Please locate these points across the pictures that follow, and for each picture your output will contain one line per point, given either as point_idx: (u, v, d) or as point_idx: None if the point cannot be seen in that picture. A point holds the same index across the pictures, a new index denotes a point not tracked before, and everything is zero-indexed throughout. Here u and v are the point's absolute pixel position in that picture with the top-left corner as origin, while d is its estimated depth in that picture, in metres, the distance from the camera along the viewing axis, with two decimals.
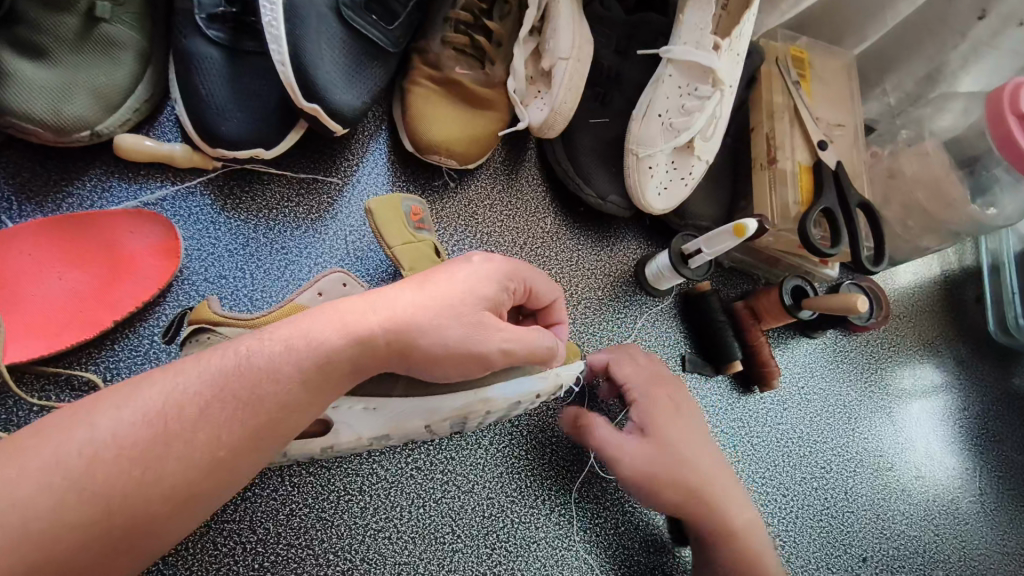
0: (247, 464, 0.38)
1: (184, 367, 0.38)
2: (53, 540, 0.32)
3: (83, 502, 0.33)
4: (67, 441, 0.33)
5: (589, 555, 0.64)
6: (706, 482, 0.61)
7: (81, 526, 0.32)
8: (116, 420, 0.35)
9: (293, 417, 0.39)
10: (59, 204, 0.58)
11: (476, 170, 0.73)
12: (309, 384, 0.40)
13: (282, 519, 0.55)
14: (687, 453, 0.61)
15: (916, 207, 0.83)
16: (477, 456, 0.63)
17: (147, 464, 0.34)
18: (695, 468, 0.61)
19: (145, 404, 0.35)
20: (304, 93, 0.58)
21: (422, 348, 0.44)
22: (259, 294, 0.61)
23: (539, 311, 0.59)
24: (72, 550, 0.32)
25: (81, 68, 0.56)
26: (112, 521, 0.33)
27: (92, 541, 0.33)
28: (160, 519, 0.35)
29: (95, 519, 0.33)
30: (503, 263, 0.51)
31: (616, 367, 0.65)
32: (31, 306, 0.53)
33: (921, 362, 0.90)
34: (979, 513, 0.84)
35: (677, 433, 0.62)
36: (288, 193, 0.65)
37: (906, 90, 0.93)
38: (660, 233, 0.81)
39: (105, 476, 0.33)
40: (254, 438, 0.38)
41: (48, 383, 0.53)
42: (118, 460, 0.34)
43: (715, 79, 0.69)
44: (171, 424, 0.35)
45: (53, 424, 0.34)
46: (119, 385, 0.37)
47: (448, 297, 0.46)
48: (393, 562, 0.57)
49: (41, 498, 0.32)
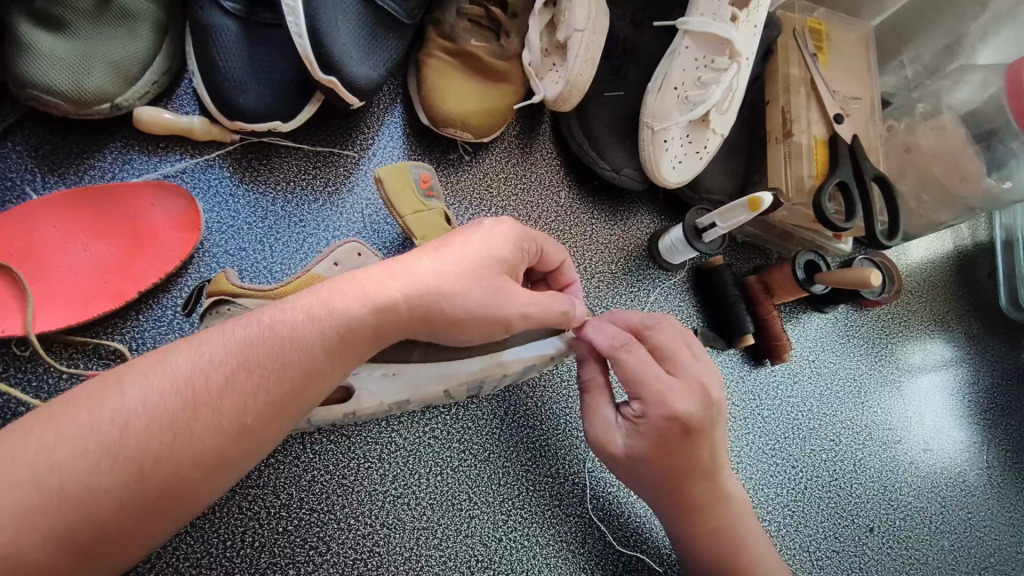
0: (274, 428, 0.39)
1: (210, 335, 0.38)
2: (89, 502, 0.33)
3: (116, 466, 0.33)
4: (101, 408, 0.34)
5: (602, 522, 0.65)
6: (687, 488, 0.55)
7: (116, 490, 0.33)
8: (146, 387, 0.36)
9: (316, 383, 0.40)
10: (80, 176, 0.58)
11: (491, 144, 0.74)
12: (331, 350, 0.41)
13: (305, 485, 0.56)
14: (662, 462, 0.53)
15: (933, 181, 0.82)
16: (492, 426, 0.64)
17: (177, 430, 0.35)
18: (667, 478, 0.54)
19: (175, 372, 0.36)
20: (321, 65, 0.58)
21: (443, 314, 0.45)
22: (278, 267, 0.62)
23: (550, 274, 0.60)
24: (107, 512, 0.33)
25: (100, 40, 0.56)
26: (143, 484, 0.34)
27: (127, 503, 0.34)
28: (190, 483, 0.36)
29: (128, 485, 0.34)
30: (514, 226, 0.51)
31: (620, 362, 0.54)
32: (57, 278, 0.54)
33: (931, 338, 0.91)
34: (985, 485, 0.85)
35: (664, 443, 0.52)
36: (305, 166, 0.66)
37: (924, 62, 0.92)
38: (674, 207, 0.81)
39: (137, 441, 0.34)
40: (278, 404, 0.39)
41: (76, 353, 0.54)
42: (149, 427, 0.35)
43: (732, 51, 0.68)
44: (199, 391, 0.36)
45: (86, 392, 0.35)
46: (149, 353, 0.38)
47: (467, 262, 0.47)
48: (412, 527, 0.58)
49: (78, 461, 0.33)
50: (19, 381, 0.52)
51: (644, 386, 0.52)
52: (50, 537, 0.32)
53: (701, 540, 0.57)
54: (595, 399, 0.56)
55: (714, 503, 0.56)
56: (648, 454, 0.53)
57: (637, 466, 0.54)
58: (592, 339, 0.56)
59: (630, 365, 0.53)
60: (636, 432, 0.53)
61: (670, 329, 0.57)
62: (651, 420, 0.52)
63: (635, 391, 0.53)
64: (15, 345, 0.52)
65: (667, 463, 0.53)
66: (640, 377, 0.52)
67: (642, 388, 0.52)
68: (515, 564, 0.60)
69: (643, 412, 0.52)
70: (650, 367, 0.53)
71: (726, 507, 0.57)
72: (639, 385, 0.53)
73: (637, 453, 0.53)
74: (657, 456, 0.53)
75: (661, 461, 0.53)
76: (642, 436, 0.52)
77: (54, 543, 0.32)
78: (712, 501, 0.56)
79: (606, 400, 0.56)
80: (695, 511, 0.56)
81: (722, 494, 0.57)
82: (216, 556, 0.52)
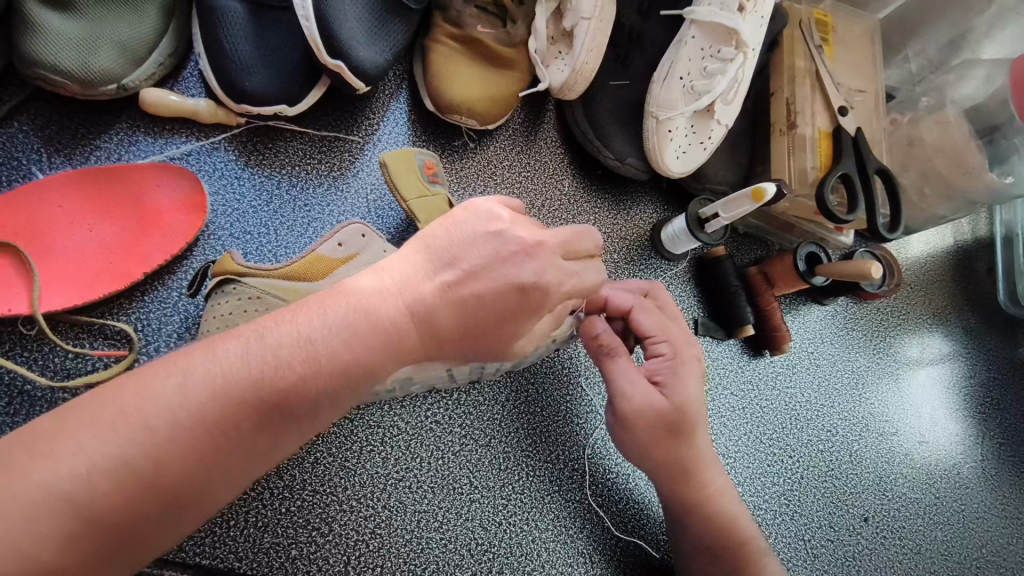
0: (287, 431, 0.38)
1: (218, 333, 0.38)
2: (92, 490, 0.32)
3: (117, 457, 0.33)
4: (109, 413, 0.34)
5: (600, 507, 0.65)
6: (689, 455, 0.58)
7: (121, 479, 0.33)
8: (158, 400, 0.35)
9: (329, 389, 0.39)
10: (86, 157, 0.59)
11: (495, 131, 0.74)
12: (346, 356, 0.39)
13: (308, 467, 0.57)
14: (686, 414, 0.56)
15: (934, 174, 0.83)
16: (493, 411, 0.65)
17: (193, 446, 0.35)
18: (683, 437, 0.57)
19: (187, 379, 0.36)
20: (328, 49, 0.58)
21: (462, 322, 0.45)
22: (282, 250, 0.62)
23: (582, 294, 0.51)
24: (110, 505, 0.32)
25: (106, 20, 0.56)
26: (150, 474, 0.34)
27: (129, 493, 0.33)
28: (200, 479, 0.35)
29: (128, 475, 0.33)
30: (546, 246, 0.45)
31: (636, 315, 0.58)
32: (62, 258, 0.54)
33: (930, 331, 0.91)
34: (979, 478, 0.86)
35: (689, 391, 0.56)
36: (310, 150, 0.66)
37: (929, 57, 0.91)
38: (677, 197, 0.81)
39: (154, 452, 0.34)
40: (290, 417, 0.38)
41: (82, 332, 0.54)
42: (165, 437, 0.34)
43: (739, 41, 0.69)
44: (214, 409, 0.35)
45: (94, 399, 0.34)
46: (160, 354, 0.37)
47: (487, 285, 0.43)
48: (413, 510, 0.59)
49: (79, 445, 0.33)
50: (26, 360, 0.53)
51: (662, 330, 0.58)
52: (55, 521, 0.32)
53: (694, 511, 0.59)
54: (620, 360, 0.56)
55: (702, 469, 0.59)
56: (681, 402, 0.55)
57: (667, 418, 0.55)
58: (608, 297, 0.59)
59: (647, 317, 0.58)
60: (668, 376, 0.56)
61: (659, 293, 0.62)
62: (678, 357, 0.57)
63: (661, 334, 0.58)
64: (21, 324, 0.53)
65: (679, 420, 0.56)
66: (660, 325, 0.58)
67: (664, 333, 0.58)
68: (514, 547, 0.61)
69: (672, 353, 0.57)
70: (664, 318, 0.59)
71: (714, 472, 0.59)
72: (662, 330, 0.58)
73: (670, 401, 0.55)
74: (678, 412, 0.55)
75: (687, 413, 0.56)
76: (672, 378, 0.56)
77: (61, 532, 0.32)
78: (701, 465, 0.59)
79: (629, 361, 0.56)
80: (691, 478, 0.58)
81: (708, 458, 0.59)
82: (221, 535, 0.53)
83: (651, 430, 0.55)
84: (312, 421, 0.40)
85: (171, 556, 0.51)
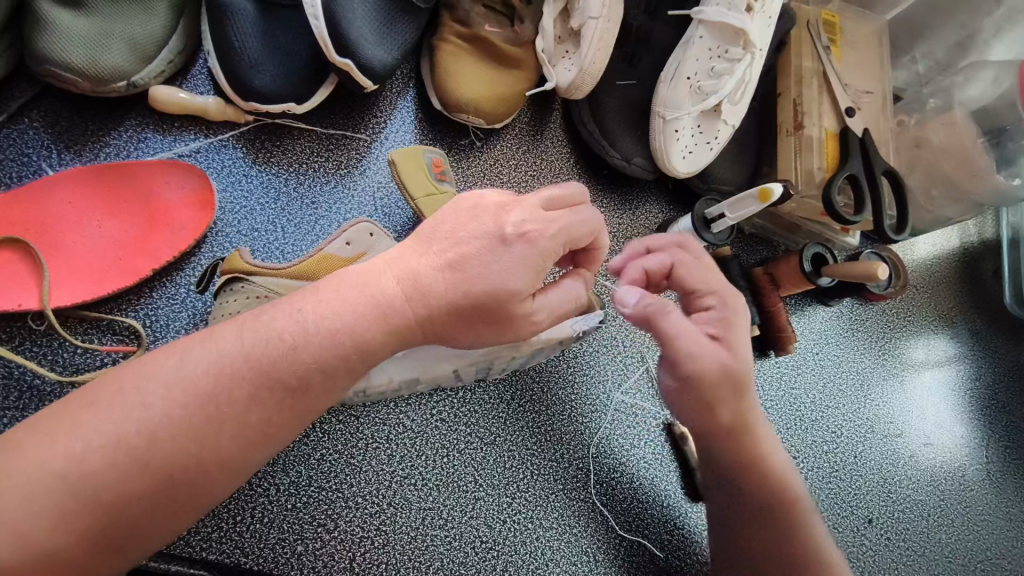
0: (290, 426, 0.39)
1: (226, 331, 0.38)
2: (100, 486, 0.33)
3: (126, 453, 0.33)
4: (119, 408, 0.34)
5: (605, 506, 0.65)
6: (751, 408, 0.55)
7: (128, 471, 0.33)
8: (166, 395, 0.35)
9: (332, 382, 0.39)
10: (96, 154, 0.59)
11: (502, 130, 0.74)
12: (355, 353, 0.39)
13: (314, 464, 0.57)
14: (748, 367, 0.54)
15: (941, 176, 0.82)
16: (498, 410, 0.65)
17: (203, 442, 0.35)
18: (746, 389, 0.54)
19: (194, 376, 0.36)
20: (336, 47, 0.58)
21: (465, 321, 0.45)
22: (289, 247, 0.63)
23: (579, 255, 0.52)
24: (118, 493, 0.33)
25: (117, 18, 0.56)
26: (156, 468, 0.34)
27: (134, 484, 0.33)
28: (209, 474, 0.36)
29: (137, 470, 0.33)
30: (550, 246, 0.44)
31: (680, 273, 0.56)
32: (72, 254, 0.54)
33: (935, 334, 0.91)
34: (984, 481, 0.86)
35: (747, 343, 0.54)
36: (318, 148, 0.66)
37: (937, 59, 0.91)
38: (682, 197, 0.81)
39: (162, 448, 0.34)
40: (297, 412, 0.39)
41: (90, 328, 0.55)
42: (175, 436, 0.34)
43: (747, 42, 0.68)
44: (223, 405, 0.36)
45: (105, 394, 0.35)
46: (172, 348, 0.37)
47: None
48: (418, 507, 0.59)
49: (90, 442, 0.33)
50: (35, 355, 0.53)
51: (709, 284, 0.55)
52: (65, 517, 0.32)
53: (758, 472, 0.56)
54: (675, 314, 0.50)
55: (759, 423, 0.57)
56: (740, 354, 0.53)
57: (735, 370, 0.52)
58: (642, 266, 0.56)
59: (691, 272, 0.55)
60: (727, 327, 0.53)
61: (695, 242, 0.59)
62: (729, 307, 0.54)
63: (708, 288, 0.55)
64: (30, 319, 0.53)
65: (743, 372, 0.53)
66: (705, 276, 0.55)
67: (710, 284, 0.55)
68: (519, 545, 0.61)
69: (722, 303, 0.54)
70: (708, 269, 0.56)
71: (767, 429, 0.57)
72: (708, 281, 0.55)
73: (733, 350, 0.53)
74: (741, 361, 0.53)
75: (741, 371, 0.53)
76: (728, 329, 0.53)
77: (72, 526, 0.32)
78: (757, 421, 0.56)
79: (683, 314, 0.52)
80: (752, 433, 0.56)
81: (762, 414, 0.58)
82: (227, 530, 0.53)
83: (721, 385, 0.52)
84: (317, 411, 0.40)
85: (177, 551, 0.52)
